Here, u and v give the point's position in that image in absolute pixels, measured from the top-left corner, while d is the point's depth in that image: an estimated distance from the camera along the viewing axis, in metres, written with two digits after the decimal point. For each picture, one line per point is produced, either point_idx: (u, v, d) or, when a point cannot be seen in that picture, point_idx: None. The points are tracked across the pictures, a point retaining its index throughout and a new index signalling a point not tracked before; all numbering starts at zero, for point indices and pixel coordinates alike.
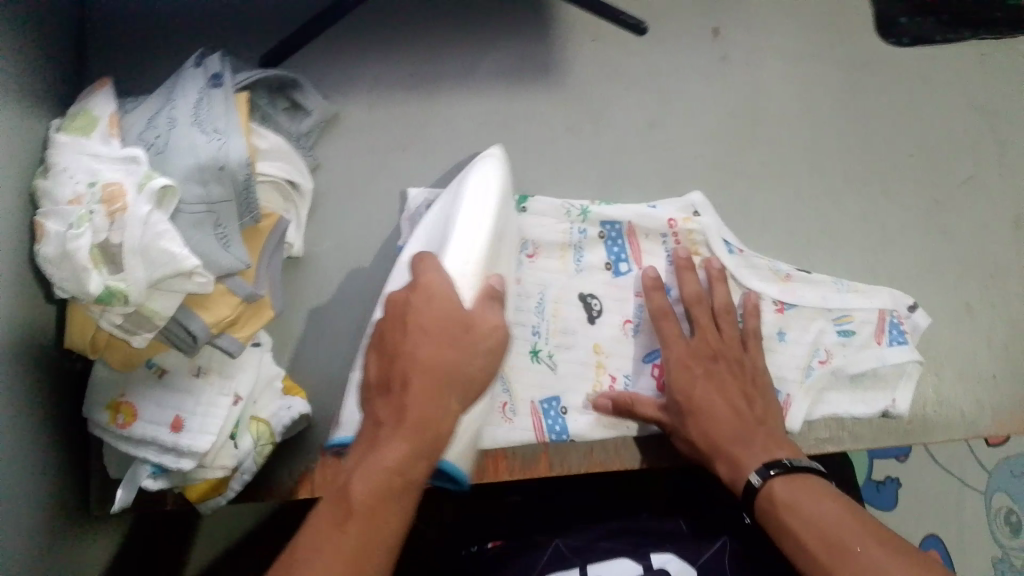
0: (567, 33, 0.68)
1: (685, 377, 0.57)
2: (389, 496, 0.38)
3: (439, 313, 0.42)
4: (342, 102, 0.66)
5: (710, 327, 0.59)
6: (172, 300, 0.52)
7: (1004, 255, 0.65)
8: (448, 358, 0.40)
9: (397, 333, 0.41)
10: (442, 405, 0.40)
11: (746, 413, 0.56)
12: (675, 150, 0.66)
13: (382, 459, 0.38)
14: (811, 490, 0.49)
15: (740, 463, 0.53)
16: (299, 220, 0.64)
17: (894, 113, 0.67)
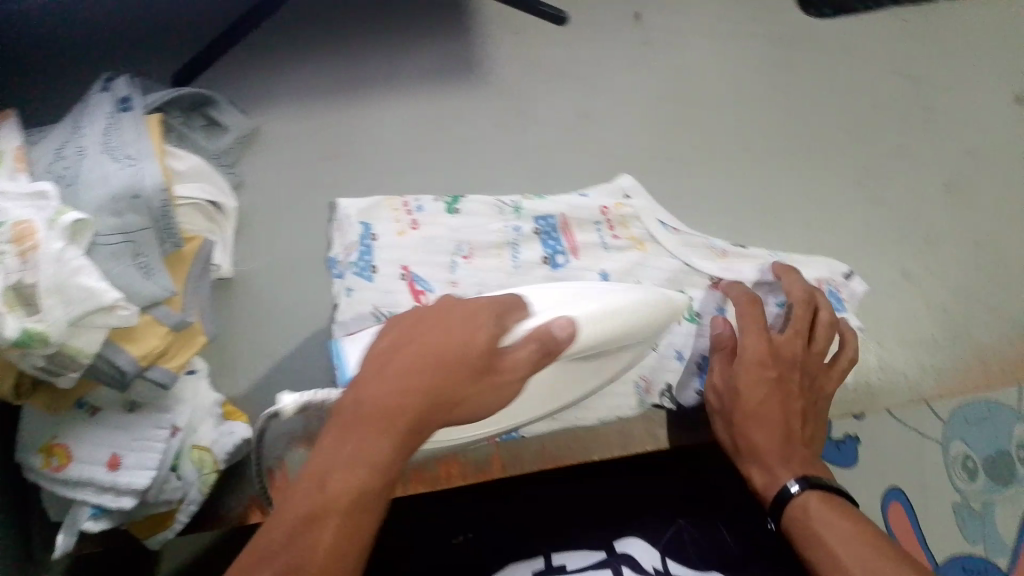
0: (488, 31, 0.67)
1: (756, 381, 0.52)
2: (366, 487, 0.35)
3: (429, 345, 0.39)
4: (261, 116, 0.64)
5: (798, 336, 0.53)
6: (96, 336, 0.49)
7: (939, 221, 0.65)
8: (426, 365, 0.38)
9: (398, 333, 0.41)
10: (402, 395, 0.37)
11: (800, 431, 0.52)
12: (606, 140, 0.65)
13: (345, 453, 0.36)
14: (851, 512, 0.46)
15: (776, 472, 0.50)
16: (225, 241, 0.62)
17: (820, 88, 0.67)
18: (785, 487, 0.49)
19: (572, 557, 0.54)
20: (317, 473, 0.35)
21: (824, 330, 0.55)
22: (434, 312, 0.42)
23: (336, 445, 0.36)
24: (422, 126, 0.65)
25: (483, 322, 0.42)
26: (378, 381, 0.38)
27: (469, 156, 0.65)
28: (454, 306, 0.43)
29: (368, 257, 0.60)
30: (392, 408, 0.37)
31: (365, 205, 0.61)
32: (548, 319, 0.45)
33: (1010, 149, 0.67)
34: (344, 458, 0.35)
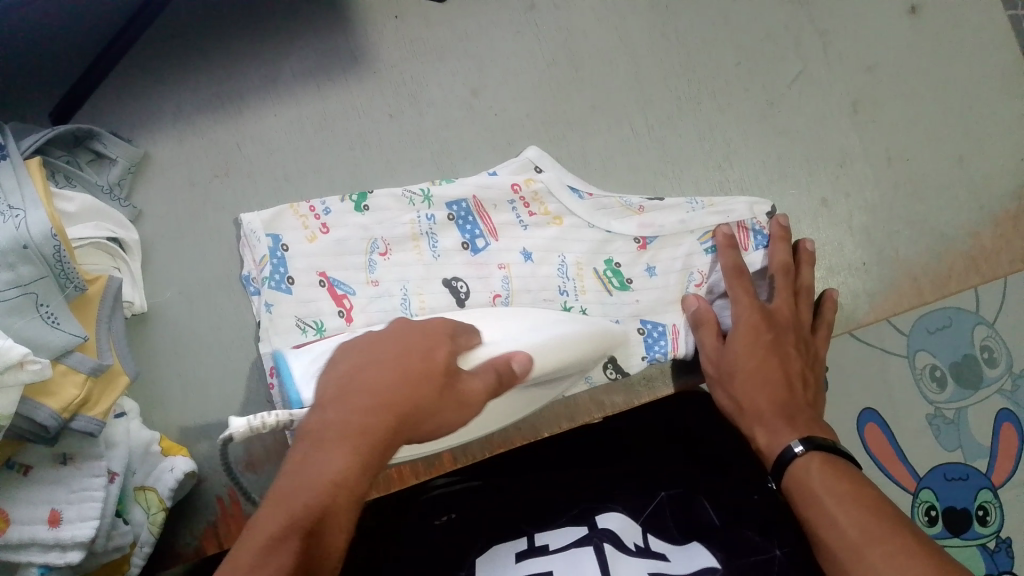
0: (366, 14, 0.64)
1: (748, 343, 0.57)
2: (333, 508, 0.37)
3: (387, 368, 0.41)
4: (148, 142, 0.63)
5: (788, 304, 0.59)
6: (6, 399, 0.47)
7: (849, 142, 0.65)
8: (380, 390, 0.40)
9: (355, 355, 0.43)
10: (369, 422, 0.39)
11: (799, 391, 0.55)
12: (503, 113, 0.64)
13: (317, 472, 0.37)
14: (849, 474, 0.47)
15: (778, 432, 0.52)
16: (133, 275, 0.60)
17: (712, 24, 0.66)
18: (789, 448, 0.50)
19: (553, 535, 0.54)
20: (287, 493, 0.37)
21: (807, 295, 0.61)
22: (389, 330, 0.45)
23: (305, 463, 0.38)
24: (315, 127, 0.64)
25: (444, 337, 0.45)
26: (342, 401, 0.39)
27: (367, 150, 0.63)
28: (424, 325, 0.45)
29: (282, 269, 0.59)
30: (356, 424, 0.38)
31: (270, 215, 0.60)
32: (509, 350, 0.47)
33: (911, 59, 0.66)
34: (307, 475, 0.37)
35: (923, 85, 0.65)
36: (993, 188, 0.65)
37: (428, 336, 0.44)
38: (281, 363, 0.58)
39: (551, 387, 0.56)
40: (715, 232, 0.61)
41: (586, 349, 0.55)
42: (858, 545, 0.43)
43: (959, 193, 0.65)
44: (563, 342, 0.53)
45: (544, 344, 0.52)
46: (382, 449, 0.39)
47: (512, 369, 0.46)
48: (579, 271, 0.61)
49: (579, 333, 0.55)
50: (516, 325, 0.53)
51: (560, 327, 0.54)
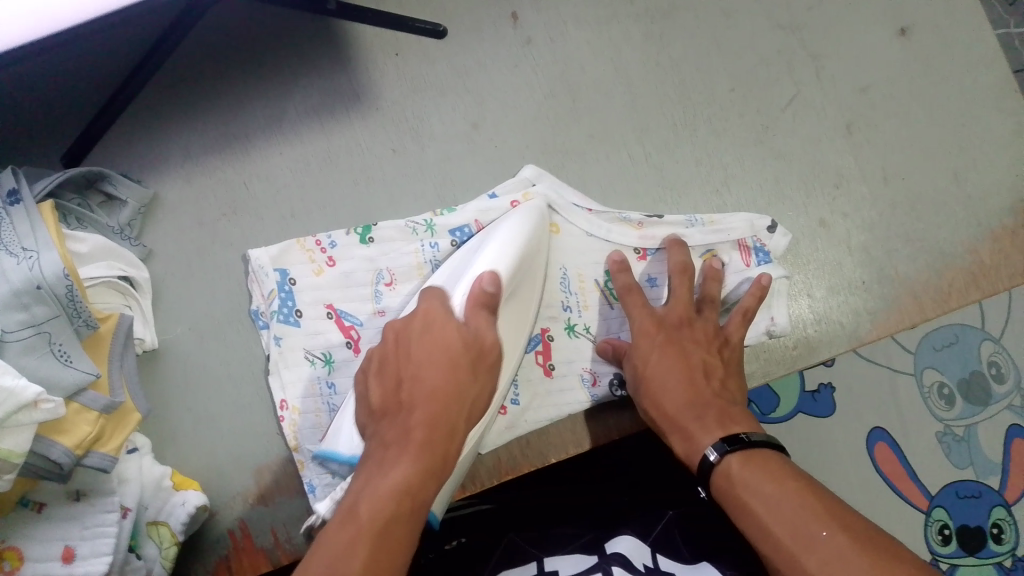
0: (367, 54, 0.66)
1: (649, 349, 0.58)
2: (402, 511, 0.43)
3: (437, 357, 0.50)
4: (157, 182, 0.64)
5: (683, 298, 0.60)
6: (22, 436, 0.48)
7: (844, 163, 0.66)
8: (431, 397, 0.49)
9: (386, 380, 0.52)
10: (432, 424, 0.47)
11: (703, 384, 0.55)
12: (503, 145, 0.65)
13: (392, 479, 0.44)
14: (768, 469, 0.48)
15: (693, 436, 0.53)
16: (144, 313, 0.61)
17: (706, 52, 0.67)
18: (707, 457, 0.51)
19: (563, 561, 0.54)
20: (365, 493, 0.44)
21: (714, 303, 0.61)
22: (406, 333, 0.53)
23: (379, 469, 0.45)
24: (319, 163, 0.65)
25: (443, 310, 0.53)
26: (408, 417, 0.48)
27: (371, 185, 0.65)
28: (433, 305, 0.54)
29: (290, 302, 0.61)
30: (422, 433, 0.47)
31: (277, 251, 0.62)
32: (477, 278, 0.54)
33: (902, 81, 0.67)
34: (381, 488, 0.44)
35: (914, 105, 0.67)
36: (991, 203, 0.65)
37: (439, 320, 0.52)
38: (289, 396, 0.60)
39: (523, 302, 0.57)
40: (607, 258, 0.62)
41: (528, 241, 0.57)
42: (791, 550, 0.44)
43: (958, 209, 0.65)
44: (512, 242, 0.57)
45: (497, 251, 0.56)
46: (442, 442, 0.47)
47: (488, 290, 0.53)
48: (582, 286, 0.63)
49: (528, 229, 0.58)
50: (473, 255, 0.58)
51: (506, 231, 0.58)
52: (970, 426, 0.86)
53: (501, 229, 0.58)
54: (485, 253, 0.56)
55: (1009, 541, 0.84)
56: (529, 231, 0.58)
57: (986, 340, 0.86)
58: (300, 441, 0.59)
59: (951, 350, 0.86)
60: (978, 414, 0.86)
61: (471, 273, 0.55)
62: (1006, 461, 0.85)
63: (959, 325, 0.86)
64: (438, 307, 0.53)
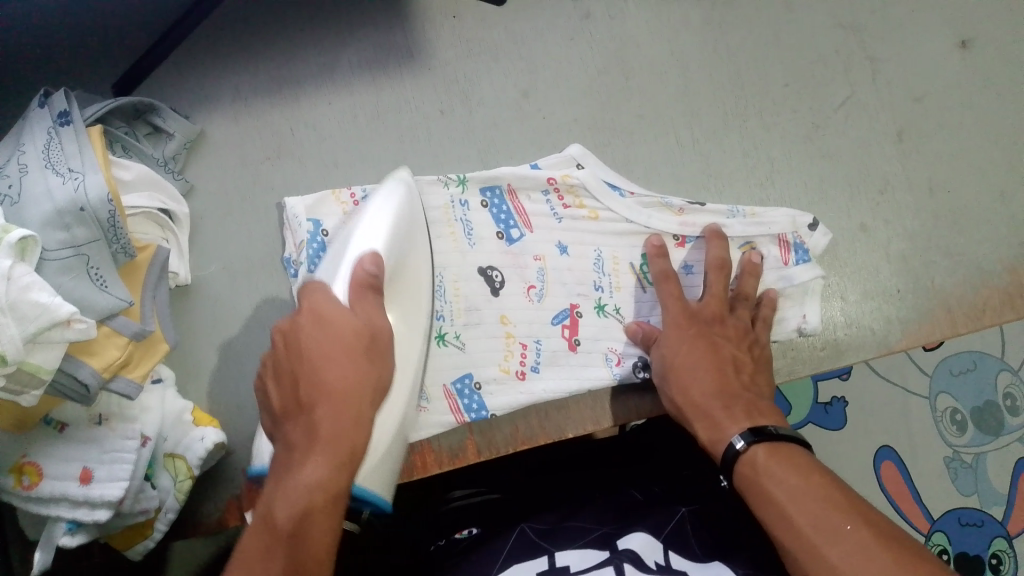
0: (423, 11, 0.66)
1: (676, 339, 0.58)
2: (311, 516, 0.43)
3: (332, 345, 0.47)
4: (205, 119, 0.65)
5: (717, 294, 0.60)
6: (52, 354, 0.47)
7: (892, 170, 0.65)
8: (327, 393, 0.46)
9: (282, 373, 0.47)
10: (337, 416, 0.45)
11: (732, 376, 0.56)
12: (551, 117, 0.65)
13: (299, 488, 0.43)
14: (794, 463, 0.48)
15: (721, 425, 0.53)
16: (180, 248, 0.62)
17: (764, 44, 0.67)
18: (732, 444, 0.51)
19: (572, 557, 0.54)
20: (276, 506, 0.43)
21: (749, 299, 0.61)
22: (290, 324, 0.48)
23: (289, 476, 0.44)
24: (368, 116, 0.65)
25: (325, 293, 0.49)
26: (310, 413, 0.46)
27: (417, 142, 0.65)
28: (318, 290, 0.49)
29: (322, 252, 0.61)
30: (327, 430, 0.45)
31: (313, 200, 0.62)
32: (358, 259, 0.50)
33: (958, 93, 0.66)
34: (291, 498, 0.43)
35: (968, 117, 0.66)
36: None
37: (327, 305, 0.48)
38: None
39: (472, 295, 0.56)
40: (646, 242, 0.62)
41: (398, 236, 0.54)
42: (812, 538, 0.44)
43: (1003, 226, 0.65)
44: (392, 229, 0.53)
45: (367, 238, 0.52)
46: (351, 434, 0.46)
47: (370, 271, 0.50)
48: (616, 267, 0.63)
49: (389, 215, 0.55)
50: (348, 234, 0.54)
51: (380, 210, 0.54)
52: (980, 453, 0.90)
53: (368, 212, 0.54)
54: (366, 234, 0.52)
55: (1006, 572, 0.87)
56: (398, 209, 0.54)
57: (1003, 370, 0.92)
58: None
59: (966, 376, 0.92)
60: (988, 442, 0.91)
61: (348, 250, 0.52)
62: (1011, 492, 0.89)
63: (979, 352, 0.92)
64: (329, 296, 0.48)
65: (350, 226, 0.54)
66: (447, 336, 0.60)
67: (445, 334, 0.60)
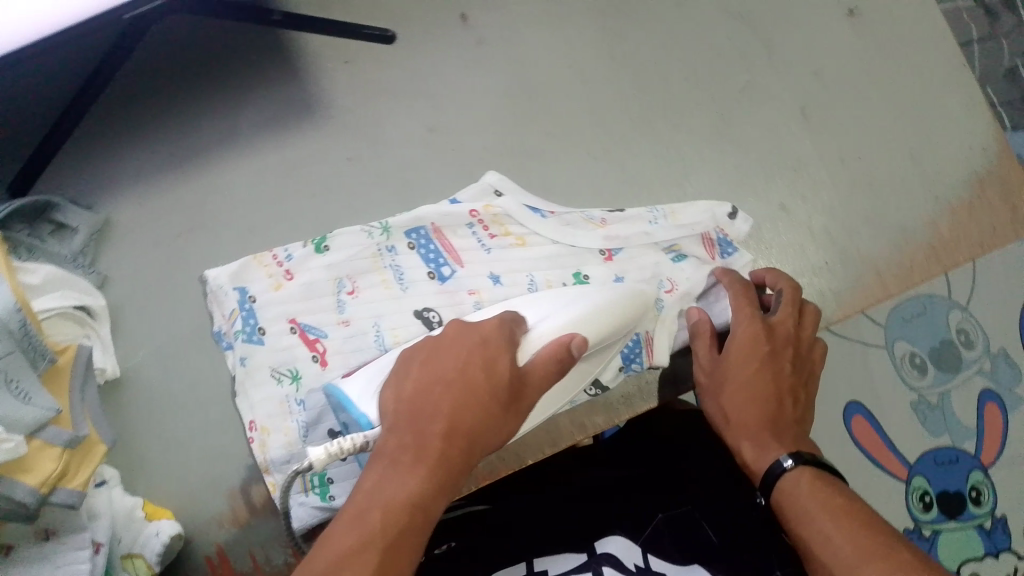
0: (317, 63, 0.65)
1: (746, 361, 0.58)
2: (390, 520, 0.42)
3: (468, 372, 0.48)
4: (110, 205, 0.62)
5: (790, 319, 0.59)
6: None
7: (803, 147, 0.66)
8: (460, 408, 0.47)
9: (425, 373, 0.49)
10: (425, 433, 0.46)
11: (789, 407, 0.57)
12: (462, 147, 0.65)
13: (386, 493, 0.43)
14: (837, 494, 0.50)
15: (764, 446, 0.54)
16: (104, 342, 0.60)
17: (659, 44, 0.67)
18: (779, 462, 0.53)
19: (553, 561, 0.57)
20: (371, 502, 0.43)
21: (808, 320, 0.61)
22: (430, 350, 0.51)
23: (375, 482, 0.44)
24: (275, 175, 0.63)
25: (504, 344, 0.51)
26: (416, 424, 0.46)
27: (330, 194, 0.63)
28: (460, 328, 0.51)
29: (252, 319, 0.60)
30: (442, 436, 0.45)
31: (235, 269, 0.61)
32: (568, 332, 0.53)
33: (853, 64, 0.67)
34: (381, 496, 0.43)
35: (868, 86, 0.67)
36: (945, 177, 0.66)
37: (497, 345, 0.51)
38: (258, 417, 0.59)
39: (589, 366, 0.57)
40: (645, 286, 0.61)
41: (626, 308, 0.57)
42: (853, 565, 0.45)
43: (916, 186, 0.66)
44: (601, 309, 0.56)
45: (587, 311, 0.55)
46: (461, 457, 0.46)
47: (571, 353, 0.52)
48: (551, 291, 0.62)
49: (617, 298, 0.57)
50: (556, 304, 0.57)
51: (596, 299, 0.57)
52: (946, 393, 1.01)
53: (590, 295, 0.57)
54: (595, 314, 0.55)
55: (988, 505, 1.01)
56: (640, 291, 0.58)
57: (951, 310, 1.02)
58: (270, 463, 0.59)
59: (917, 322, 1.00)
60: (949, 380, 1.01)
61: (562, 315, 0.55)
62: (981, 424, 1.02)
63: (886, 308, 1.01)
64: (460, 329, 0.51)
65: (568, 302, 0.57)
66: (302, 378, 0.60)
67: (301, 375, 0.60)
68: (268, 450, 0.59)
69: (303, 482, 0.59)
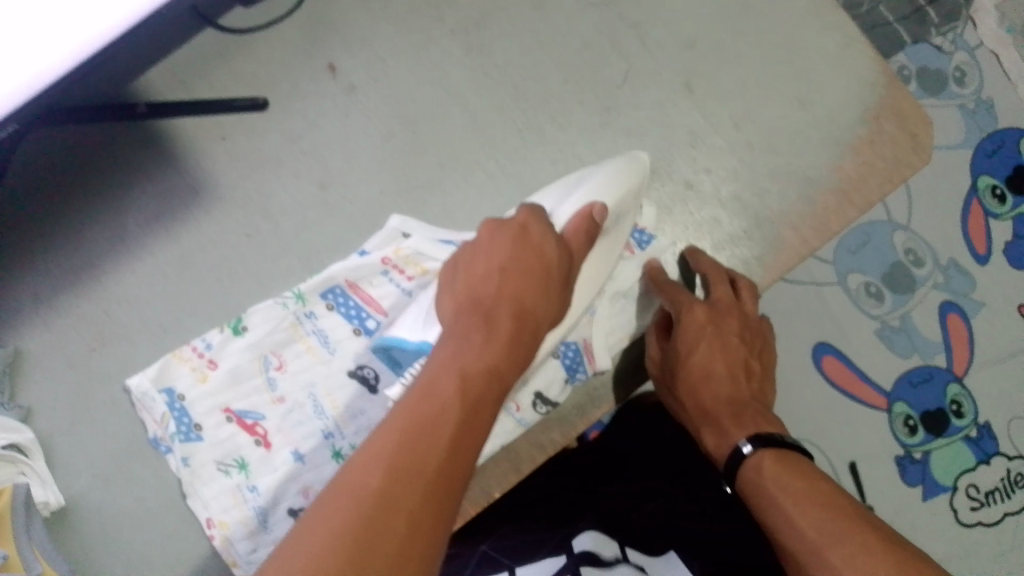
0: (192, 146, 0.63)
1: (697, 342, 0.62)
2: (472, 392, 0.44)
3: (496, 264, 0.53)
4: (15, 338, 0.59)
5: (727, 295, 0.63)
6: None
7: (694, 122, 0.66)
8: (513, 300, 0.51)
9: (472, 277, 0.53)
10: (484, 342, 0.47)
11: (743, 385, 0.63)
12: (357, 199, 0.64)
13: (481, 358, 0.46)
14: (794, 469, 0.54)
15: (726, 431, 0.60)
16: (41, 475, 0.57)
17: (529, 51, 0.66)
18: (739, 448, 0.57)
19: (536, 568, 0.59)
20: (444, 373, 0.44)
21: (748, 293, 0.64)
22: (468, 257, 0.55)
23: (450, 359, 0.46)
24: (177, 269, 0.62)
25: (544, 228, 0.55)
26: (457, 332, 0.49)
27: (237, 274, 0.62)
28: (494, 225, 0.55)
29: (186, 418, 0.59)
30: (506, 330, 0.49)
31: (156, 371, 0.59)
32: (587, 203, 0.57)
33: (725, 26, 0.67)
34: (456, 370, 0.45)
35: (745, 46, 0.67)
36: (842, 118, 0.66)
37: (540, 233, 0.54)
38: (213, 513, 0.58)
39: (617, 235, 0.61)
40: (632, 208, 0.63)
41: (629, 179, 0.60)
42: (817, 543, 0.48)
43: (815, 132, 0.66)
44: (612, 178, 0.59)
45: (598, 187, 0.59)
46: (513, 343, 0.49)
47: (595, 221, 0.57)
48: None
49: (622, 167, 0.60)
50: (567, 188, 0.60)
51: (603, 170, 0.60)
52: (904, 313, 1.05)
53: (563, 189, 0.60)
54: (600, 185, 0.59)
55: (967, 413, 1.05)
56: (631, 159, 0.61)
57: (896, 230, 1.07)
58: (235, 556, 0.57)
59: (865, 251, 1.06)
60: (908, 300, 1.06)
61: (577, 195, 0.58)
62: (944, 336, 1.06)
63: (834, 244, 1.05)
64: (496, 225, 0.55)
65: (578, 184, 0.60)
66: (247, 463, 0.59)
67: (246, 461, 0.59)
68: (231, 545, 0.58)
69: None
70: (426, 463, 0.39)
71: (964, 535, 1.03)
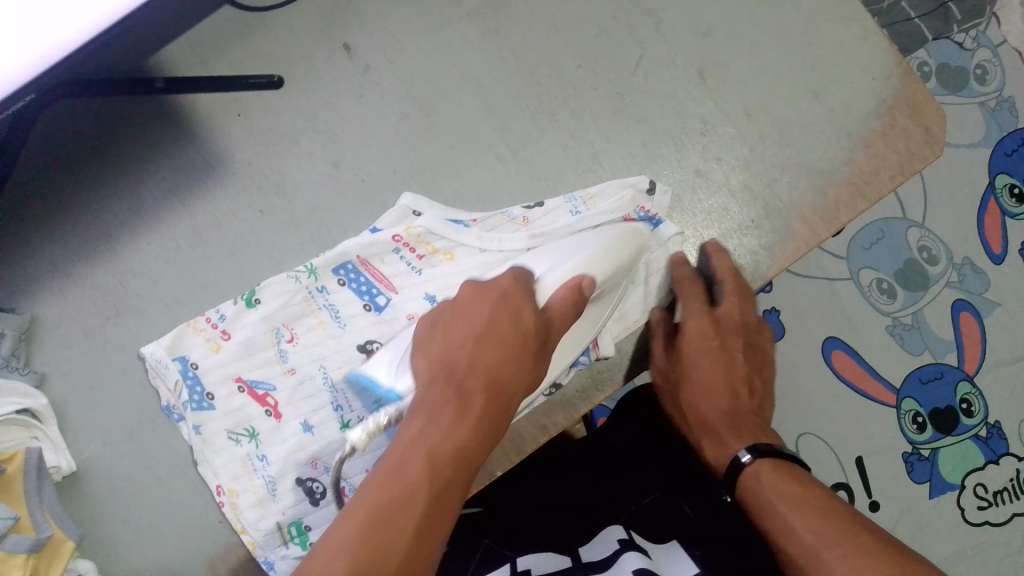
0: (208, 122, 0.64)
1: (701, 350, 0.63)
2: (441, 461, 0.43)
3: (471, 329, 0.52)
4: (32, 306, 0.61)
5: (736, 306, 0.64)
6: None
7: (706, 110, 0.66)
8: (490, 367, 0.50)
9: (451, 337, 0.53)
10: (464, 412, 0.47)
11: (744, 400, 0.63)
12: (370, 179, 0.65)
13: (452, 438, 0.45)
14: (793, 478, 0.54)
15: (725, 442, 0.59)
16: (53, 440, 0.58)
17: (544, 36, 0.66)
18: (736, 458, 0.57)
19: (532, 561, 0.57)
20: (414, 451, 0.44)
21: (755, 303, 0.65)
22: (452, 313, 0.54)
23: (419, 434, 0.45)
24: (191, 243, 0.63)
25: (525, 296, 0.55)
26: (430, 395, 0.49)
27: (249, 250, 0.63)
28: (477, 288, 0.55)
29: (198, 387, 0.60)
30: (481, 397, 0.48)
31: (170, 340, 0.60)
32: (577, 275, 0.57)
33: (742, 15, 0.67)
34: (424, 447, 0.44)
35: (761, 37, 0.67)
36: (854, 110, 0.66)
37: (520, 299, 0.55)
38: (224, 480, 0.59)
39: (608, 299, 0.61)
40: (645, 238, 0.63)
41: (625, 249, 0.60)
42: (813, 547, 0.48)
43: (828, 124, 0.66)
44: (608, 246, 0.59)
45: (592, 257, 0.58)
46: (490, 412, 0.48)
47: (583, 294, 0.56)
48: None
49: (619, 237, 0.60)
50: (562, 253, 0.60)
51: (603, 237, 0.60)
52: (916, 310, 1.05)
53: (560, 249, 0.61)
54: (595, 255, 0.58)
55: (977, 413, 1.05)
56: (636, 228, 0.62)
57: (912, 227, 1.06)
58: (245, 523, 0.59)
59: (879, 247, 1.05)
60: (921, 297, 1.05)
61: (569, 261, 0.58)
62: (956, 335, 1.06)
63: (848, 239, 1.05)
64: (480, 288, 0.55)
65: (571, 251, 0.60)
66: (256, 435, 0.60)
67: (256, 432, 0.61)
68: (239, 514, 0.59)
69: (281, 535, 0.59)
70: (395, 543, 0.39)
71: (970, 535, 1.03)
